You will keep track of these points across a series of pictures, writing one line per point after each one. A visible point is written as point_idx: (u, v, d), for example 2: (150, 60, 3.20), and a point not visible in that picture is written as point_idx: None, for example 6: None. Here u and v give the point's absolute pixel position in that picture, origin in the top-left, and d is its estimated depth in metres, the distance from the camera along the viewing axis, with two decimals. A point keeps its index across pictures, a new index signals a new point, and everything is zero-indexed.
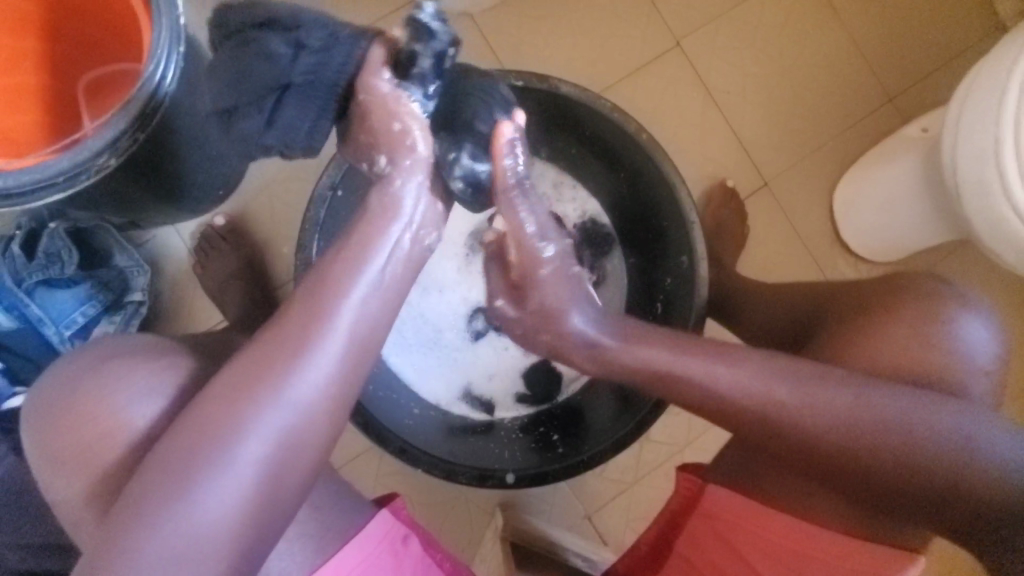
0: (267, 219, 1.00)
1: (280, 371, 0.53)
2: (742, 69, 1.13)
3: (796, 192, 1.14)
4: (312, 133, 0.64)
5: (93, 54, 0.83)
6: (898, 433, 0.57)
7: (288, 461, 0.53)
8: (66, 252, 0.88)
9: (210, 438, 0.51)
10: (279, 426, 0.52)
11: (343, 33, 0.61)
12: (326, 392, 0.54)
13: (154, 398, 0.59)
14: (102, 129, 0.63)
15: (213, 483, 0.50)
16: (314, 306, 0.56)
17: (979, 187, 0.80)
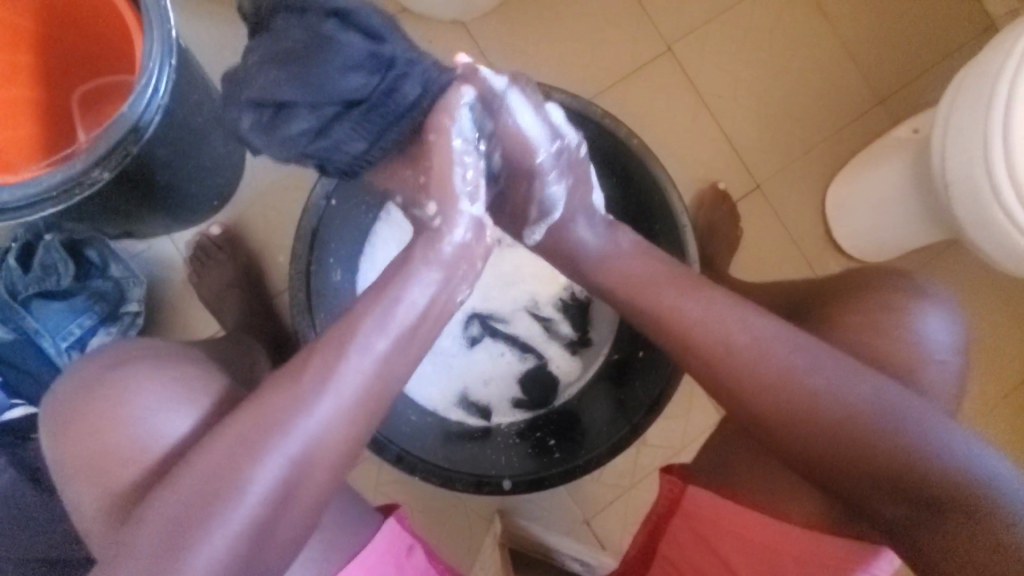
0: (262, 228, 1.01)
1: (308, 389, 0.55)
2: (732, 73, 1.14)
3: (786, 195, 1.15)
4: (363, 153, 0.63)
5: (88, 69, 0.84)
6: (892, 451, 0.57)
7: (286, 499, 0.53)
8: (63, 264, 0.88)
9: (235, 452, 0.53)
10: (281, 466, 0.53)
11: (425, 63, 0.61)
12: (329, 435, 0.55)
13: (173, 409, 0.58)
14: (96, 144, 0.64)
15: (230, 499, 0.51)
16: (350, 326, 0.57)
17: (968, 187, 0.81)
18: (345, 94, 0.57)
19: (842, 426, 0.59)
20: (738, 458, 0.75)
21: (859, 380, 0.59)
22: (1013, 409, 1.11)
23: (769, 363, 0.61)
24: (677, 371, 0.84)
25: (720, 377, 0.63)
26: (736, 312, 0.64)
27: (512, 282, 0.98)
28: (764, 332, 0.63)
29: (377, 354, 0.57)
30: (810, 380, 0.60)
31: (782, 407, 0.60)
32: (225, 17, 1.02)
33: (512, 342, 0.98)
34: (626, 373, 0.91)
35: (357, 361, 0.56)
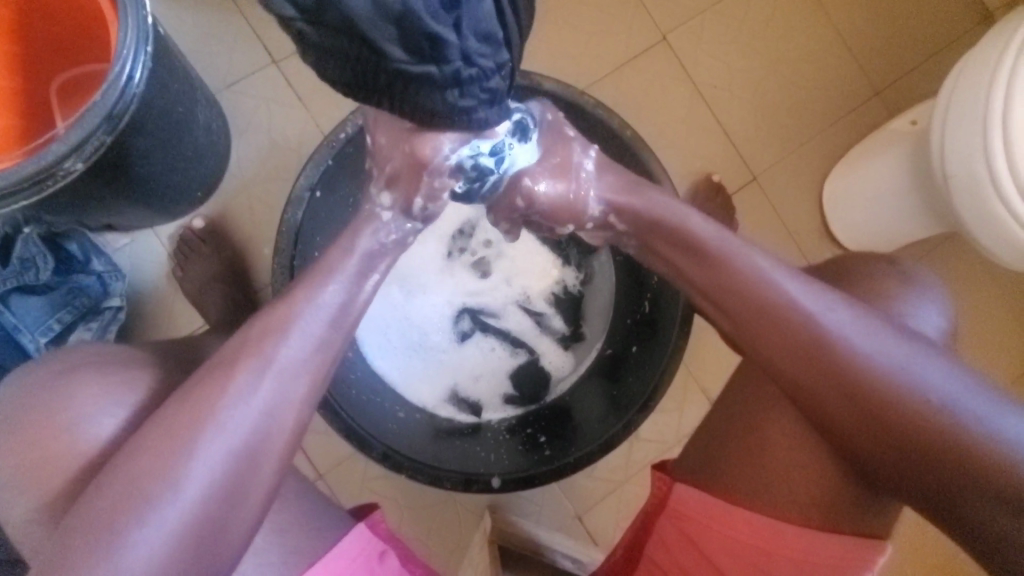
0: (248, 221, 0.99)
1: (240, 378, 0.53)
2: (728, 63, 1.12)
3: (782, 187, 1.13)
4: (338, 81, 0.50)
5: (64, 53, 0.81)
6: (913, 412, 0.57)
7: (238, 491, 0.52)
8: (42, 257, 0.86)
9: (177, 442, 0.51)
10: (224, 455, 0.51)
11: (479, 95, 0.54)
12: (273, 418, 0.54)
13: (110, 413, 0.57)
14: (67, 132, 0.61)
15: (173, 491, 0.50)
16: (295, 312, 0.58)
17: (968, 180, 0.79)
18: (375, 44, 0.45)
19: (866, 385, 0.58)
20: (720, 452, 0.73)
21: (885, 342, 0.59)
22: None
23: (801, 317, 0.61)
24: (672, 366, 0.82)
25: (728, 305, 0.65)
26: (771, 272, 0.64)
27: (505, 274, 0.96)
28: (762, 267, 0.64)
29: (307, 338, 0.57)
30: (839, 338, 0.60)
31: (808, 364, 0.60)
32: (209, 4, 1.00)
33: (503, 337, 0.96)
34: (619, 368, 0.90)
35: (288, 344, 0.56)
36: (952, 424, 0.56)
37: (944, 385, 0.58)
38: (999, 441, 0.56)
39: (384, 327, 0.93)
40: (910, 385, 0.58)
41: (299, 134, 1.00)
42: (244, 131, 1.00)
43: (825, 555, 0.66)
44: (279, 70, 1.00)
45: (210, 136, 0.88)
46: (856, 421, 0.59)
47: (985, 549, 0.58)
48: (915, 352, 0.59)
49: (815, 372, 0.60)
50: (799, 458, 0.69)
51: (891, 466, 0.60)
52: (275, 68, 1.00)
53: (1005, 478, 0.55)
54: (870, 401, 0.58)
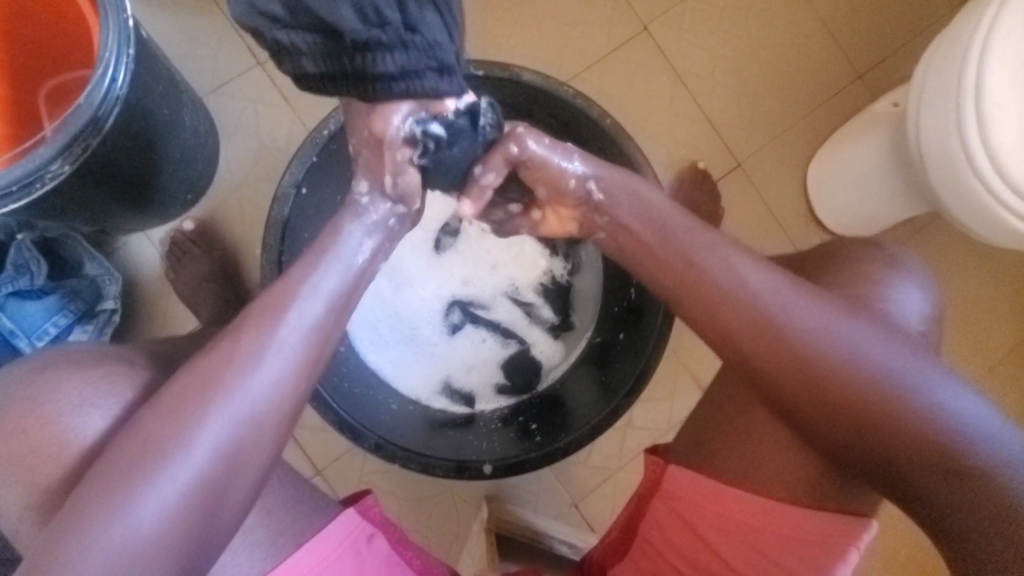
0: (239, 222, 1.00)
1: (242, 355, 0.54)
2: (710, 50, 1.13)
3: (767, 173, 1.14)
4: (317, 77, 0.56)
5: (53, 60, 0.82)
6: (878, 399, 0.57)
7: (240, 468, 0.53)
8: (35, 262, 0.87)
9: (158, 435, 0.51)
10: (229, 429, 0.52)
11: (432, 65, 0.58)
12: (276, 394, 0.54)
13: (95, 408, 0.58)
14: (52, 136, 0.62)
15: (158, 483, 0.50)
16: (273, 305, 0.56)
17: (943, 158, 0.81)
18: (330, 17, 0.53)
19: (839, 374, 0.58)
20: (713, 435, 0.74)
21: (855, 329, 0.58)
22: (998, 381, 1.11)
23: (774, 310, 0.59)
24: (657, 354, 0.83)
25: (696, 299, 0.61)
26: (741, 261, 0.61)
27: (495, 265, 0.97)
28: (732, 255, 0.61)
29: (309, 313, 0.57)
30: (809, 331, 0.58)
31: (782, 358, 0.58)
32: (194, 9, 1.01)
33: (494, 328, 0.98)
34: (608, 355, 0.91)
35: (290, 323, 0.56)
36: (921, 405, 0.57)
37: (910, 368, 0.58)
38: (954, 421, 0.57)
39: (374, 322, 0.94)
40: (877, 370, 0.57)
41: (287, 134, 1.01)
42: (232, 133, 1.01)
43: (808, 530, 0.67)
44: (265, 71, 1.02)
45: (198, 138, 0.90)
46: (825, 408, 0.59)
47: (951, 527, 0.59)
48: (883, 336, 0.59)
49: (787, 365, 0.58)
50: (783, 438, 0.69)
51: (865, 451, 0.60)
52: (261, 69, 1.01)
53: (959, 457, 0.57)
54: (838, 388, 0.58)
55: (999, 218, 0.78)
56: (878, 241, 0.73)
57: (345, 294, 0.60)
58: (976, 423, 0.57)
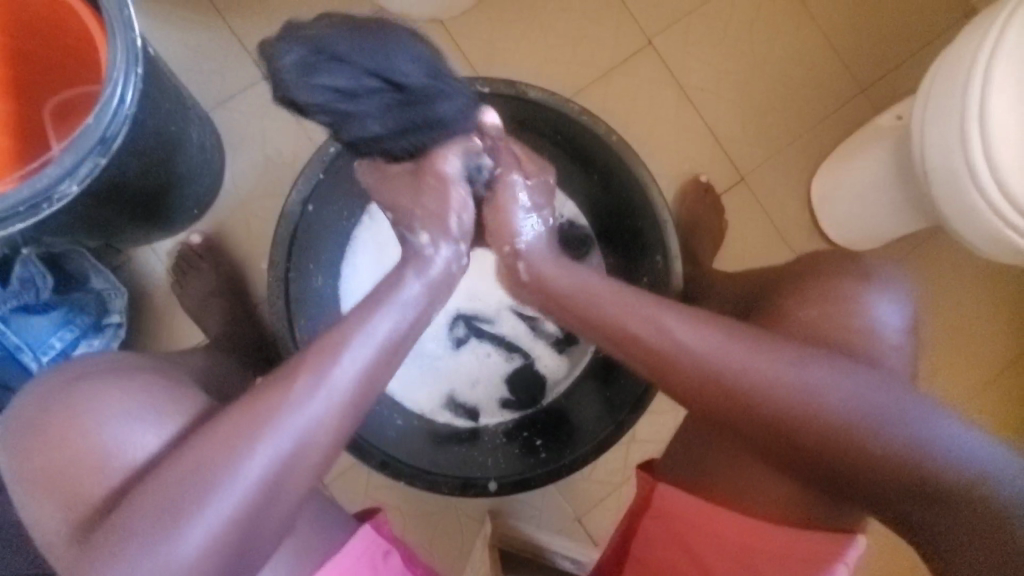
0: (245, 236, 1.00)
1: (297, 395, 0.53)
2: (714, 64, 1.14)
3: (771, 187, 1.14)
4: (378, 135, 0.61)
5: (60, 77, 0.83)
6: (824, 424, 0.59)
7: (281, 502, 0.53)
8: (41, 278, 0.88)
9: (192, 470, 0.52)
10: (277, 463, 0.53)
11: (460, 105, 0.63)
12: (324, 432, 0.54)
13: (149, 426, 0.58)
14: (61, 155, 0.62)
15: (188, 520, 0.50)
16: (308, 355, 0.55)
17: (948, 175, 0.81)
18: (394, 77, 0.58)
19: (813, 413, 0.60)
20: (698, 457, 0.75)
21: (799, 363, 0.61)
22: (1000, 395, 1.12)
23: (742, 360, 0.61)
24: None
25: (642, 354, 0.64)
26: (678, 315, 0.64)
27: (500, 280, 0.96)
28: (664, 310, 0.64)
29: (364, 353, 0.56)
30: (778, 379, 0.60)
31: (752, 405, 0.61)
32: (201, 23, 1.01)
33: (498, 342, 0.98)
34: (613, 371, 0.91)
35: (342, 362, 0.55)
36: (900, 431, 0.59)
37: (858, 393, 0.60)
38: (909, 437, 0.59)
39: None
40: (824, 397, 0.60)
41: (292, 148, 1.02)
42: (238, 147, 1.01)
43: (798, 550, 0.66)
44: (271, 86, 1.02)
45: (205, 154, 0.90)
46: (777, 435, 0.61)
47: (953, 551, 0.59)
48: (827, 365, 0.61)
49: (762, 410, 0.61)
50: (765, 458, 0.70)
51: (855, 480, 0.60)
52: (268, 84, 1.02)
53: (916, 468, 0.58)
54: (786, 416, 0.60)
55: (1002, 236, 0.78)
56: (858, 255, 0.73)
57: (385, 346, 0.58)
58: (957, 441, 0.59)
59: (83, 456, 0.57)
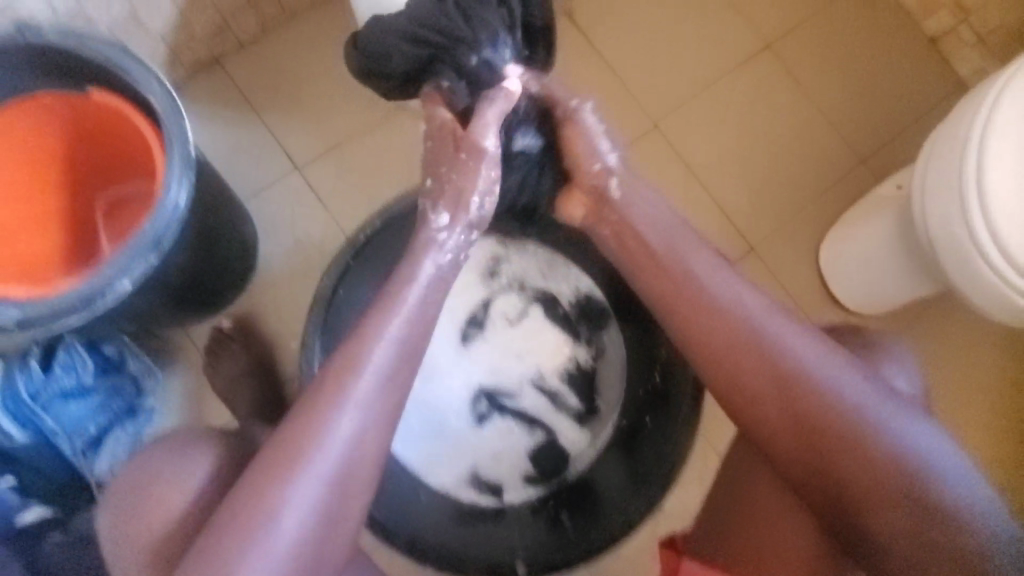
0: (274, 315, 1.04)
1: (328, 412, 0.64)
2: (717, 141, 1.20)
3: (781, 255, 1.17)
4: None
5: (112, 178, 0.89)
6: (841, 420, 0.67)
7: (331, 526, 0.63)
8: (82, 364, 0.92)
9: (254, 496, 0.60)
10: (315, 490, 0.62)
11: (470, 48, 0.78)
12: (353, 445, 0.64)
13: (191, 472, 0.67)
14: (118, 256, 0.69)
15: (270, 525, 0.60)
16: (333, 379, 0.66)
17: (953, 246, 0.83)
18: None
19: (833, 433, 0.67)
20: (723, 524, 0.78)
21: (819, 366, 0.69)
22: None
23: (786, 370, 0.70)
24: (684, 446, 0.89)
25: (695, 325, 0.76)
26: (726, 276, 0.77)
27: (521, 354, 0.99)
28: (723, 276, 0.77)
29: (373, 379, 0.66)
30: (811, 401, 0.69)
31: (787, 411, 0.70)
32: (241, 122, 1.11)
33: (520, 416, 0.98)
34: (636, 444, 0.93)
35: (363, 382, 0.66)
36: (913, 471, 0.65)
37: (873, 401, 0.67)
38: (913, 452, 0.65)
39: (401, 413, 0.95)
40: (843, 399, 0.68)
41: (323, 232, 1.08)
42: (271, 233, 1.08)
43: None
44: (302, 175, 1.10)
45: (242, 242, 0.96)
46: (801, 427, 0.69)
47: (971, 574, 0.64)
48: (843, 367, 0.69)
49: (789, 423, 0.70)
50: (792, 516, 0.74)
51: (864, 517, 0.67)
52: (301, 174, 1.10)
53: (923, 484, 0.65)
54: (809, 413, 0.69)
55: (1012, 303, 0.80)
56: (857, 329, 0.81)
57: (394, 365, 0.68)
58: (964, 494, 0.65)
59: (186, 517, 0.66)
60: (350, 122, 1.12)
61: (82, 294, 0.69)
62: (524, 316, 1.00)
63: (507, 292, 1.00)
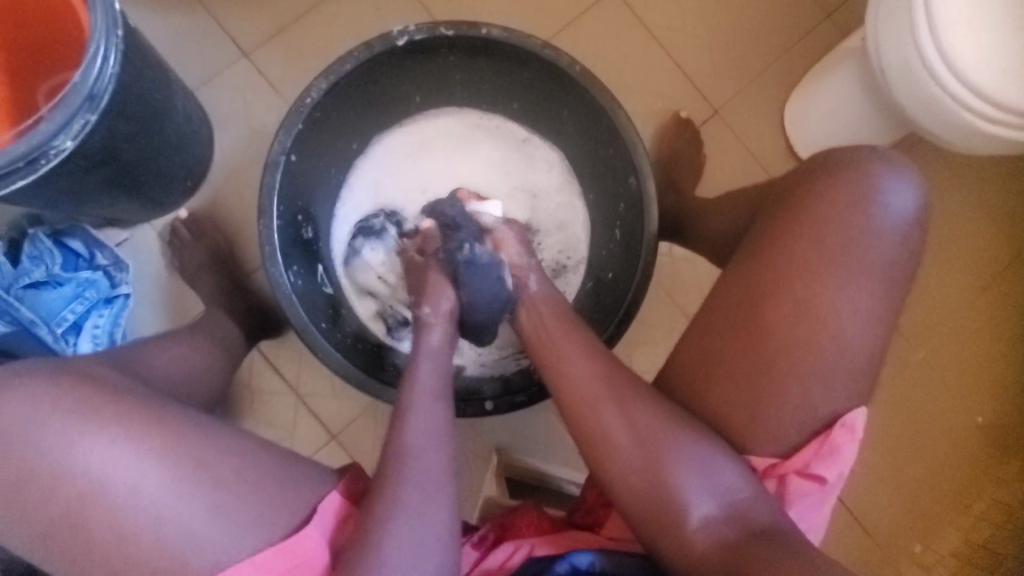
0: (236, 204, 1.04)
1: (339, 186, 0.96)
2: (678, 4, 1.16)
3: (745, 117, 1.16)
4: None
5: (32, 72, 0.82)
6: (732, 227, 0.85)
7: (329, 285, 0.91)
8: (49, 254, 0.93)
9: (210, 368, 0.80)
10: (317, 257, 0.90)
11: None
12: (352, 227, 0.96)
13: (152, 356, 0.72)
14: (52, 114, 0.65)
15: (179, 362, 0.75)
16: (345, 199, 0.97)
17: (902, 67, 0.80)
18: None
19: (731, 214, 0.87)
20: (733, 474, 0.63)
21: (727, 212, 0.89)
22: (993, 297, 1.16)
23: (720, 224, 0.89)
24: (648, 271, 0.84)
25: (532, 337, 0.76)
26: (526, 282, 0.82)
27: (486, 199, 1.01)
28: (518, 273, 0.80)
29: (355, 213, 0.97)
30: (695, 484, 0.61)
31: (718, 231, 0.89)
32: (179, 8, 1.06)
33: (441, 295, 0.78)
34: (603, 295, 0.92)
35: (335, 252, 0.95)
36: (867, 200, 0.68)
37: (747, 205, 0.84)
38: (763, 196, 0.80)
39: (361, 264, 0.96)
40: (727, 225, 0.87)
41: (276, 119, 1.07)
42: (225, 124, 1.06)
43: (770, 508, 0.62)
44: (251, 61, 1.07)
45: (192, 124, 0.94)
46: (727, 240, 0.86)
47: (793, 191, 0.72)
48: (737, 206, 0.87)
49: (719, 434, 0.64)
50: (728, 234, 0.87)
51: (750, 445, 0.65)
52: (247, 60, 1.07)
53: (760, 198, 0.80)
54: (733, 231, 0.85)
55: (956, 116, 0.78)
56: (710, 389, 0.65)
57: (366, 192, 0.98)
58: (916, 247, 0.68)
59: (53, 473, 0.51)
60: (298, 4, 1.08)
61: (17, 157, 0.64)
62: (485, 164, 1.01)
63: (495, 169, 1.01)
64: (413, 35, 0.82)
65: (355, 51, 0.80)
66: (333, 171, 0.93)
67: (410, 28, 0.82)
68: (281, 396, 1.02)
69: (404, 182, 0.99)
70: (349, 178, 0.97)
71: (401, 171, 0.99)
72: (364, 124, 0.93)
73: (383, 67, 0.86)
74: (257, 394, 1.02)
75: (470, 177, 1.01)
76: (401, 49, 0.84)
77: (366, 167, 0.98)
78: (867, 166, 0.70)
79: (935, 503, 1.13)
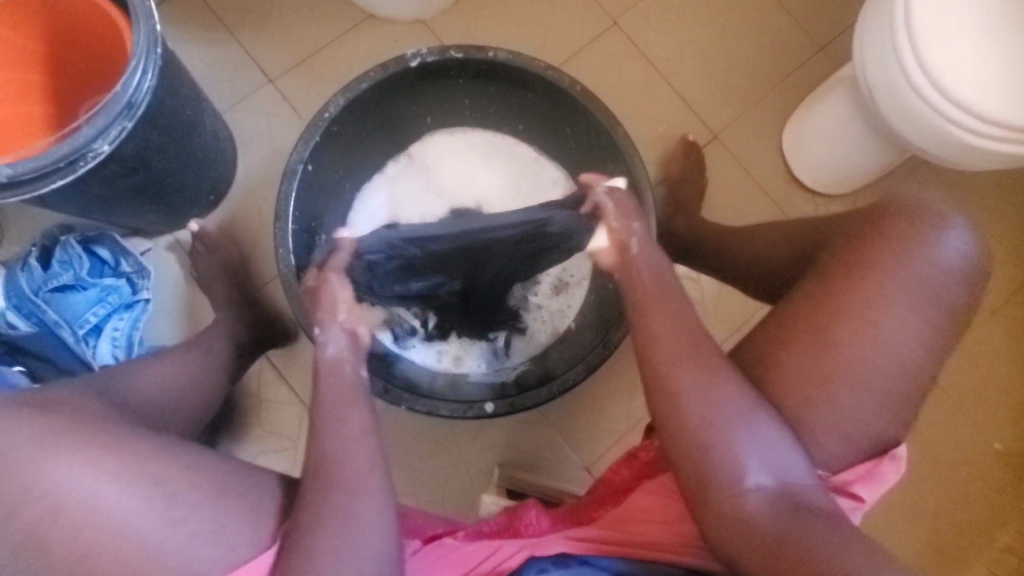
0: (256, 217, 1.10)
1: (353, 199, 1.01)
2: (677, 38, 1.23)
3: (744, 142, 1.21)
4: None
5: (80, 89, 0.90)
6: (767, 257, 0.86)
7: None
8: (78, 259, 0.97)
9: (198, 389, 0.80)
10: None
11: None
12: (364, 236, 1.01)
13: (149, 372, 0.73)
14: (95, 119, 0.71)
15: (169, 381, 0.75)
16: (358, 211, 1.02)
17: (888, 86, 0.84)
18: None
19: (759, 244, 0.89)
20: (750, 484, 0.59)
21: (755, 241, 0.90)
22: (1001, 319, 1.16)
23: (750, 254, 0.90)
24: None
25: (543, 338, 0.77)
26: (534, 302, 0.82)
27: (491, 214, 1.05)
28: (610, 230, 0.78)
29: (367, 223, 1.02)
30: (722, 477, 0.59)
31: (751, 261, 0.90)
32: (214, 40, 1.15)
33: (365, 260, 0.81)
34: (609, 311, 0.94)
35: None
36: (882, 221, 0.70)
37: (780, 236, 0.85)
38: (808, 229, 0.81)
39: None
40: (760, 255, 0.88)
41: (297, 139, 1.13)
42: (249, 144, 1.13)
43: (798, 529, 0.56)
44: (277, 88, 1.15)
45: (219, 142, 1.01)
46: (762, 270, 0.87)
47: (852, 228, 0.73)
48: (768, 236, 0.88)
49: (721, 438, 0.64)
50: (761, 264, 0.87)
51: None
52: (273, 86, 1.15)
53: (806, 231, 0.81)
54: (769, 262, 0.86)
55: (943, 131, 0.81)
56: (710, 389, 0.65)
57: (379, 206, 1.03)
58: (941, 262, 0.68)
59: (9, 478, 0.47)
60: (321, 37, 1.17)
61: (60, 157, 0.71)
62: (492, 181, 1.06)
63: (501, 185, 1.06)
64: (425, 57, 0.88)
65: (371, 70, 0.86)
66: (347, 184, 0.98)
67: (423, 51, 0.88)
68: (289, 405, 1.04)
69: (414, 196, 1.04)
70: (362, 189, 1.02)
71: (413, 185, 1.05)
72: (378, 140, 0.99)
73: (398, 87, 0.92)
74: (266, 402, 1.04)
75: (477, 192, 1.06)
76: (415, 71, 0.90)
77: (379, 180, 1.04)
78: (906, 202, 0.71)
79: (954, 535, 1.10)
